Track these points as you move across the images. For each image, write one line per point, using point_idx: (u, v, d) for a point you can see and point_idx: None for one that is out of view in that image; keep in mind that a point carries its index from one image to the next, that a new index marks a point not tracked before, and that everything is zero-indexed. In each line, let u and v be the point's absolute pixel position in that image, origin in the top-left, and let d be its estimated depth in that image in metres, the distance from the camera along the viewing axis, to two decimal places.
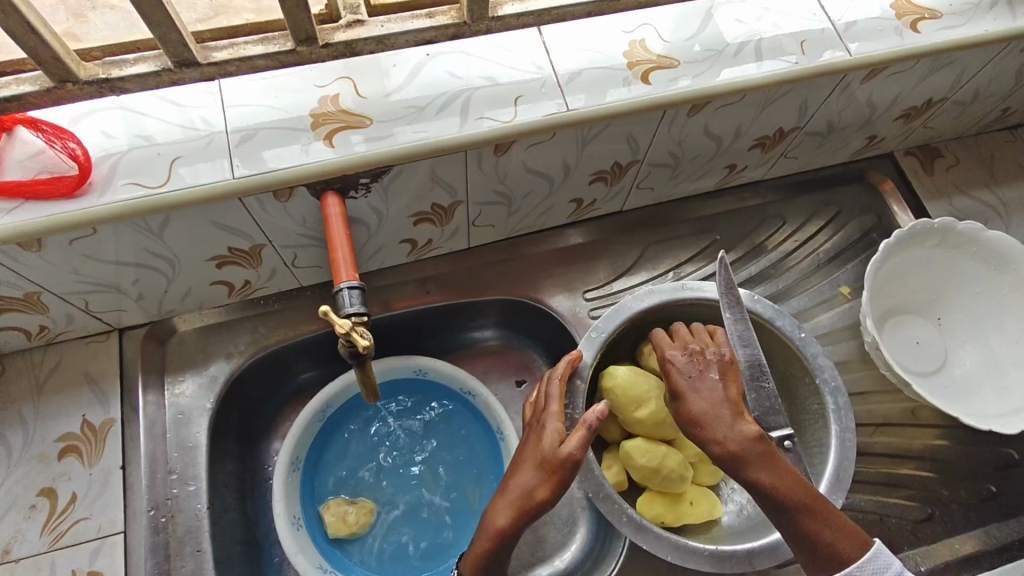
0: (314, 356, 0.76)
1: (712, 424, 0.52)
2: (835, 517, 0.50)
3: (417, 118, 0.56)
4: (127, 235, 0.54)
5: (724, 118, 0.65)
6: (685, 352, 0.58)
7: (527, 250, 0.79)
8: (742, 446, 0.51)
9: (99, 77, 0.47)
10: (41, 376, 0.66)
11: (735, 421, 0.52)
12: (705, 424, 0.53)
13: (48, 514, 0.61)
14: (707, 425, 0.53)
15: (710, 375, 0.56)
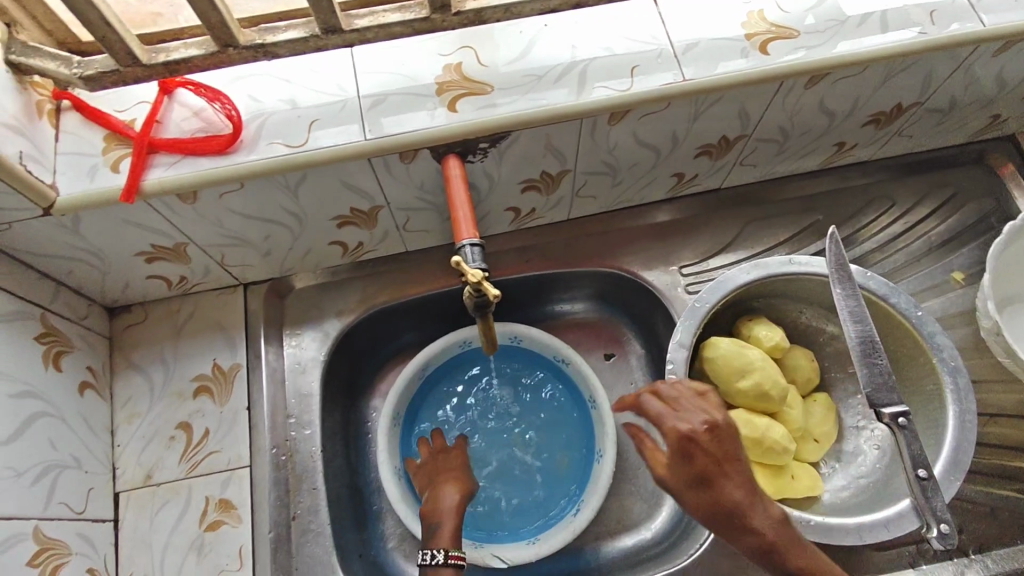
0: (416, 318, 0.80)
1: (732, 526, 0.51)
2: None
3: (535, 87, 0.59)
4: (267, 191, 0.58)
5: (842, 91, 0.64)
6: (691, 425, 0.52)
7: (624, 223, 0.80)
8: (775, 531, 0.51)
9: (257, 42, 0.51)
10: (179, 322, 0.73)
11: (735, 484, 0.50)
12: (719, 484, 0.50)
13: (185, 445, 0.67)
14: (724, 525, 0.51)
15: (679, 446, 0.51)
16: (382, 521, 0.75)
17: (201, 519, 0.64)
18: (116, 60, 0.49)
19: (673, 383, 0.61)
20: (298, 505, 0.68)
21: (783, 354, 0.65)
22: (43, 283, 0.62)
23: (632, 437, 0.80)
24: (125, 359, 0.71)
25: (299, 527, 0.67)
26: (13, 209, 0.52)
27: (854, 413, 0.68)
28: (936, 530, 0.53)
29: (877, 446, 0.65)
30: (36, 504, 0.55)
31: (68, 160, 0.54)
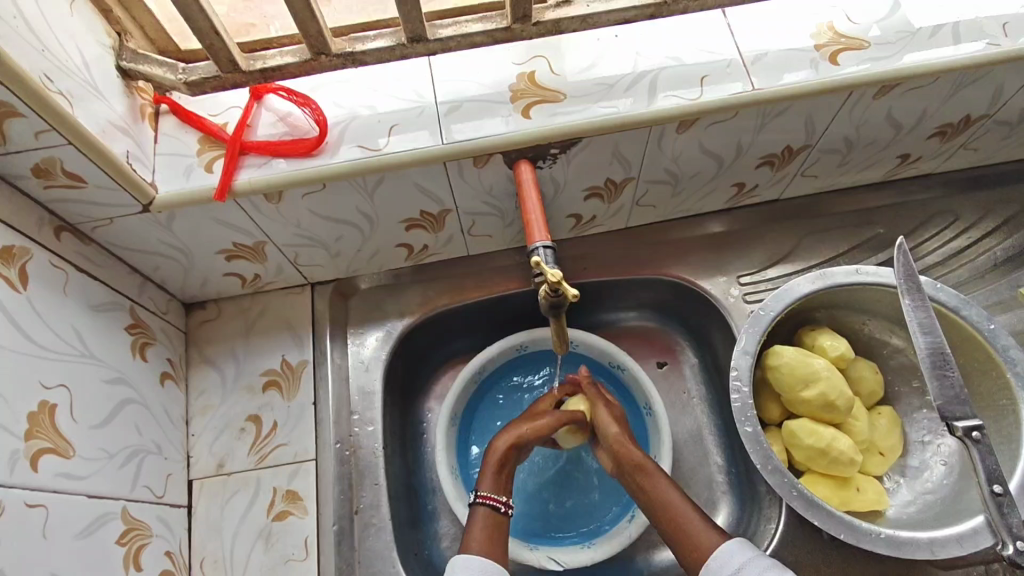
0: (473, 322, 0.81)
1: (645, 485, 0.62)
2: (690, 523, 0.57)
3: (606, 95, 0.61)
4: (345, 192, 0.61)
5: (910, 102, 0.64)
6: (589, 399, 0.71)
7: (682, 233, 0.80)
8: (654, 484, 0.61)
9: (347, 51, 0.54)
10: (250, 320, 0.76)
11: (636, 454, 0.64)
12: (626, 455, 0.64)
13: (254, 437, 0.70)
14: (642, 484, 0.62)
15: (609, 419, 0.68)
16: (436, 521, 0.76)
17: (269, 509, 0.66)
18: (219, 67, 0.54)
19: (737, 391, 0.61)
20: (361, 500, 0.69)
21: (847, 365, 0.64)
22: (132, 277, 0.66)
23: (686, 447, 0.79)
24: (199, 353, 0.74)
25: (361, 521, 0.68)
26: (118, 204, 0.56)
27: (920, 427, 0.66)
28: (1011, 549, 0.51)
29: (945, 461, 0.63)
30: (124, 485, 0.58)
31: (166, 159, 0.58)
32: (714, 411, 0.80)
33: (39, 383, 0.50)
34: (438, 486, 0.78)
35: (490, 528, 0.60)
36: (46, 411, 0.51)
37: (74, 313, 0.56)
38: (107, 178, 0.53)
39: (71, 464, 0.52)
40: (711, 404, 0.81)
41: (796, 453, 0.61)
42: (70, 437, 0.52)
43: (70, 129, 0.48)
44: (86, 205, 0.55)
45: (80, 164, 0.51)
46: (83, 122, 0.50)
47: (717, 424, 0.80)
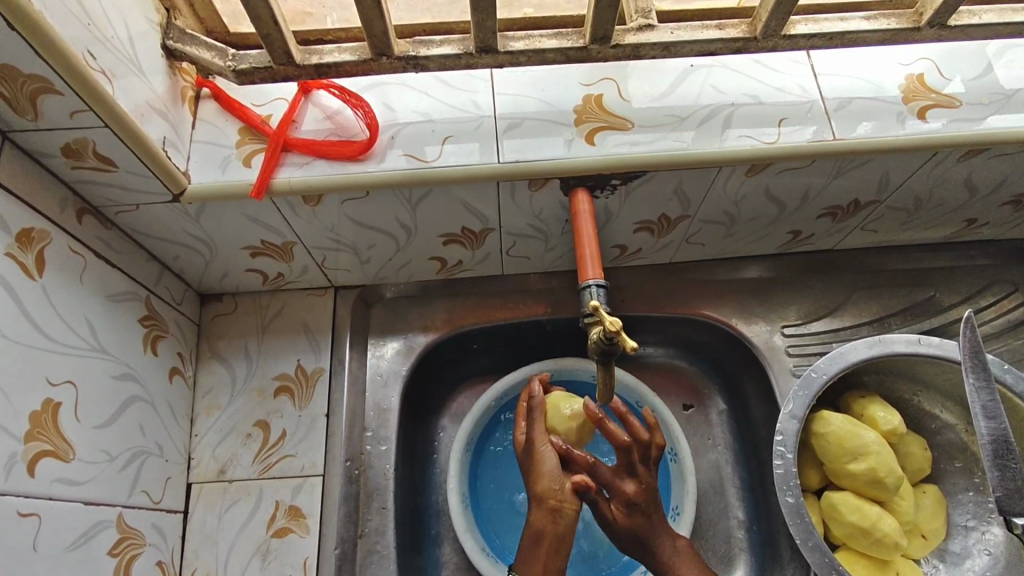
0: (496, 344, 0.77)
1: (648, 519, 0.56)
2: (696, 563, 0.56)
3: (676, 128, 0.57)
4: (388, 202, 0.57)
5: (994, 167, 0.60)
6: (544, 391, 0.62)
7: (726, 274, 0.76)
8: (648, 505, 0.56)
9: (410, 54, 0.51)
10: (266, 319, 0.72)
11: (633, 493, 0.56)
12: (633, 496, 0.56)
13: (260, 445, 0.66)
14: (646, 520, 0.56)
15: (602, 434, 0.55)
16: (439, 547, 0.73)
17: (269, 523, 0.63)
18: (272, 57, 0.50)
19: (781, 457, 0.57)
20: (367, 524, 0.65)
21: (897, 439, 0.60)
22: (150, 264, 0.62)
23: (707, 497, 0.75)
24: (210, 348, 0.71)
25: (365, 547, 0.64)
26: (147, 191, 0.52)
27: (964, 511, 0.62)
28: None
29: (988, 552, 0.59)
30: (123, 489, 0.54)
31: (201, 148, 0.55)
32: (740, 463, 0.76)
33: (45, 379, 0.47)
34: (444, 511, 0.74)
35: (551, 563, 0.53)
36: (49, 410, 0.47)
37: (88, 302, 0.52)
38: (140, 165, 0.49)
39: (70, 468, 0.48)
40: (736, 454, 0.77)
41: (835, 527, 0.57)
42: (71, 438, 0.49)
43: (107, 110, 0.44)
44: (111, 188, 0.51)
45: (114, 148, 0.47)
46: (120, 102, 0.46)
47: (741, 477, 0.76)
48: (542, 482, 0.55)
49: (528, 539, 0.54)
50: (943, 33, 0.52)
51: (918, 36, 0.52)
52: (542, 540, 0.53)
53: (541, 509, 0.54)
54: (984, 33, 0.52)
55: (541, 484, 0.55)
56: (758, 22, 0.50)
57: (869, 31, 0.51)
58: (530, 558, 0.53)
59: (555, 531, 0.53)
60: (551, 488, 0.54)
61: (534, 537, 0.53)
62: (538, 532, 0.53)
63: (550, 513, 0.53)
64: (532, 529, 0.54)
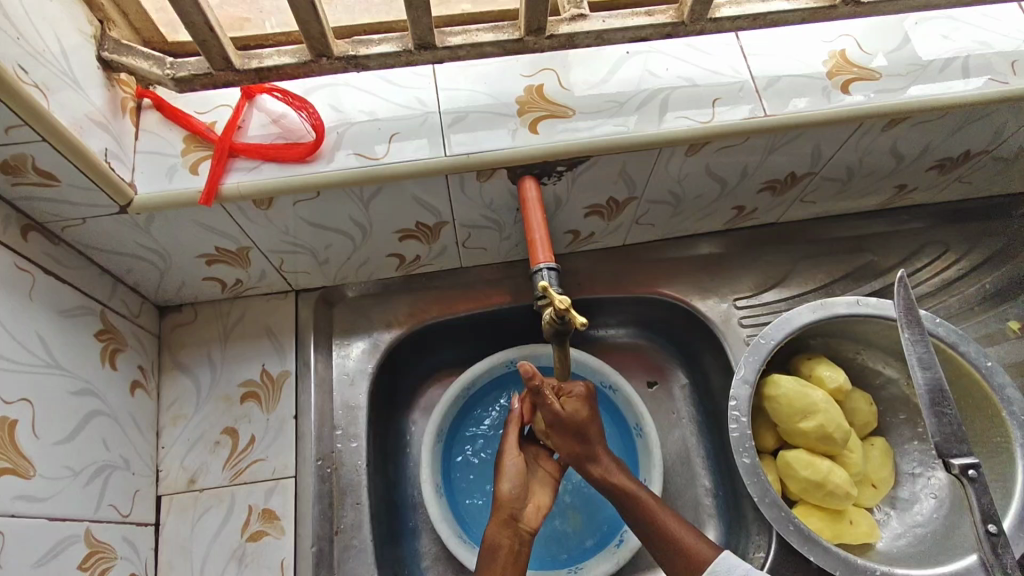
0: (460, 336, 0.79)
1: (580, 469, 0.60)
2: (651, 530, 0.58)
3: (617, 113, 0.59)
4: (341, 201, 0.58)
5: (918, 134, 0.63)
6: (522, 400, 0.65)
7: (678, 252, 0.79)
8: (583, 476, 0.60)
9: (349, 54, 0.52)
10: (228, 325, 0.72)
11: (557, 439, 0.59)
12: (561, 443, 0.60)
13: (229, 451, 0.66)
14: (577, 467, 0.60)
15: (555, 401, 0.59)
16: (417, 539, 0.74)
17: (244, 528, 0.63)
18: (211, 64, 0.51)
19: (736, 421, 0.59)
20: (342, 520, 0.66)
21: (844, 396, 0.63)
22: (103, 279, 0.62)
23: (674, 469, 0.78)
24: (172, 359, 0.70)
25: (341, 543, 0.65)
26: (94, 205, 0.52)
27: (910, 459, 0.65)
28: None
29: (934, 495, 0.62)
30: (88, 504, 0.54)
31: (147, 158, 0.55)
32: (703, 433, 0.79)
33: None
34: (420, 503, 0.76)
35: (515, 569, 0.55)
36: (6, 428, 0.47)
37: (39, 319, 0.52)
38: (83, 177, 0.49)
39: (32, 485, 0.48)
40: (700, 425, 0.80)
41: (791, 483, 0.60)
42: (31, 456, 0.48)
43: (44, 124, 0.44)
44: (56, 204, 0.51)
45: (55, 163, 0.47)
46: (58, 116, 0.46)
47: (705, 447, 0.79)
48: (501, 486, 0.59)
49: (488, 551, 0.56)
50: (858, 9, 0.55)
51: (835, 13, 0.55)
52: (499, 551, 0.56)
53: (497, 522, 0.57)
54: (896, 8, 0.56)
55: (501, 496, 0.59)
56: (685, 7, 0.53)
57: (788, 11, 0.54)
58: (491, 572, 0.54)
59: (509, 543, 0.56)
60: (509, 496, 0.59)
61: (491, 549, 0.56)
62: (495, 545, 0.56)
63: (507, 526, 0.57)
64: (489, 542, 0.56)
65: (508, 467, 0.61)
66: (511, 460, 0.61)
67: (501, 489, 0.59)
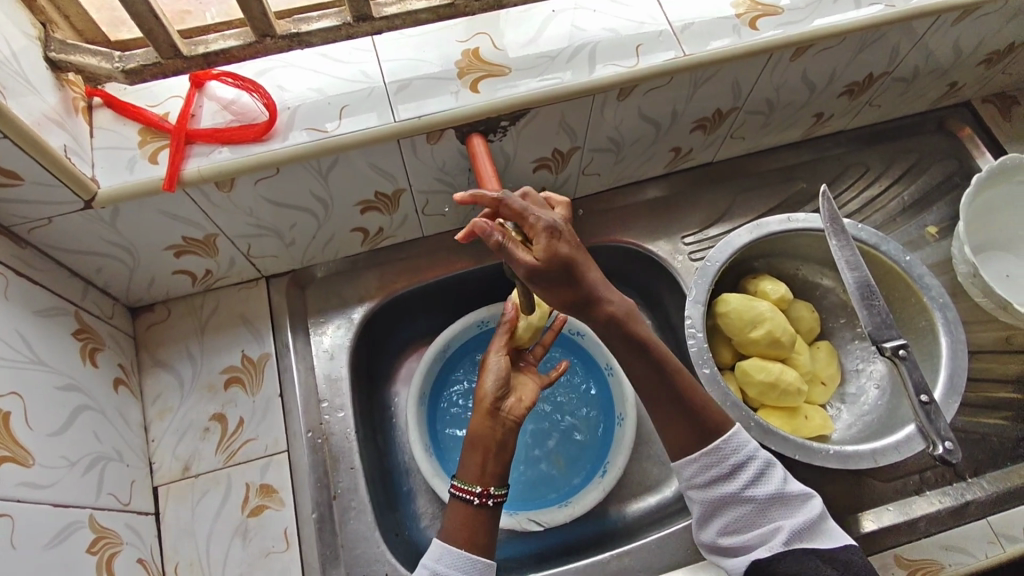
0: (431, 303, 0.82)
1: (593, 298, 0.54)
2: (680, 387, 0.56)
3: (549, 66, 0.63)
4: (300, 176, 0.61)
5: (823, 61, 0.70)
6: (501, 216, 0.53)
7: (626, 200, 0.84)
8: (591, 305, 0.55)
9: (292, 32, 0.55)
10: (203, 318, 0.74)
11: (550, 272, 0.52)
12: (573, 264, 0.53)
13: (220, 435, 0.68)
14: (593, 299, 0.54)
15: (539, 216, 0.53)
16: (413, 500, 0.77)
17: (243, 505, 0.65)
18: (159, 53, 0.53)
19: (693, 337, 0.64)
20: (338, 485, 0.68)
21: (788, 306, 0.69)
22: (74, 281, 0.63)
23: None
24: (151, 357, 0.72)
25: (341, 505, 0.67)
26: (58, 202, 0.54)
27: (854, 357, 0.72)
28: (940, 448, 0.56)
29: (877, 384, 0.69)
30: (89, 492, 0.55)
31: (105, 154, 0.57)
32: None
33: None
34: (411, 467, 0.79)
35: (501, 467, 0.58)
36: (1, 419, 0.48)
37: (19, 318, 0.53)
38: (46, 173, 0.50)
39: (33, 472, 0.50)
40: None
41: (748, 388, 0.65)
42: (28, 445, 0.50)
43: (3, 119, 0.46)
44: (20, 205, 0.53)
45: (17, 159, 0.48)
46: (16, 112, 0.47)
47: None
48: (483, 387, 0.61)
49: (468, 445, 0.59)
50: None
51: None
52: (477, 441, 0.58)
53: (479, 415, 0.59)
54: None
55: (483, 390, 0.61)
56: None
57: None
58: (466, 465, 0.58)
59: (492, 437, 0.58)
60: (490, 392, 0.61)
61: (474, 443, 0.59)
62: (476, 439, 0.59)
63: (490, 416, 0.59)
64: (472, 436, 0.59)
65: (493, 365, 0.63)
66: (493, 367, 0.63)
67: (483, 386, 0.61)
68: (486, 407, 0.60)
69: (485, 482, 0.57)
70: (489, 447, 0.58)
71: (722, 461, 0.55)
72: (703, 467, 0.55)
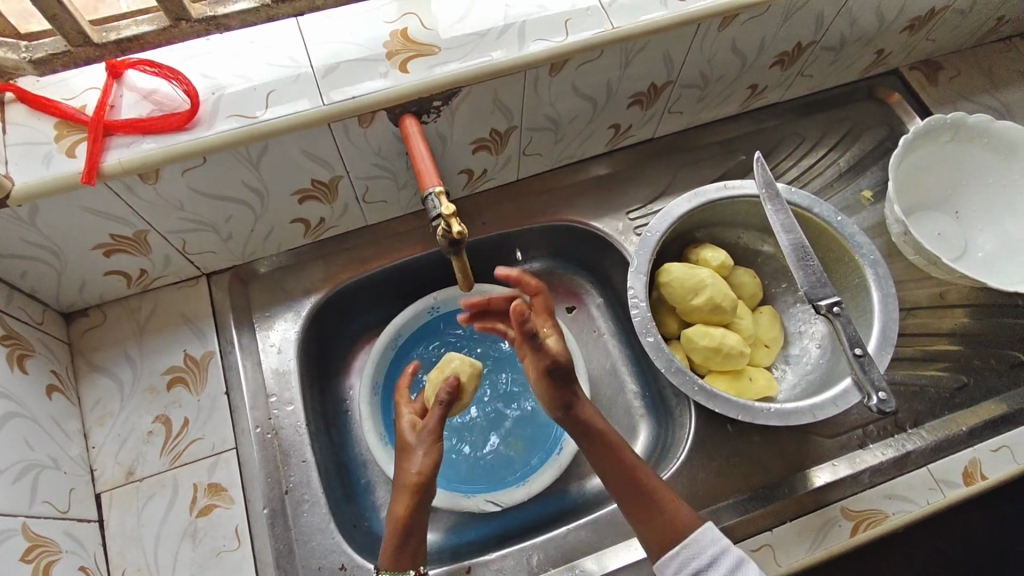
0: (380, 293, 0.81)
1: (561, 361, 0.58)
2: (654, 510, 0.57)
3: (479, 44, 0.63)
4: (229, 164, 0.59)
5: (751, 31, 0.71)
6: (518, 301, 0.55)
7: (572, 179, 0.84)
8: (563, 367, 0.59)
9: (208, 15, 0.53)
10: (141, 320, 0.72)
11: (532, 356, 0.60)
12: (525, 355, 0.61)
13: (164, 437, 0.66)
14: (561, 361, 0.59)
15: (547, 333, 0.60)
16: (372, 491, 0.76)
17: (192, 505, 0.64)
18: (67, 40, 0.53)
19: (636, 307, 0.65)
20: (289, 479, 0.67)
21: (728, 272, 0.70)
22: None
23: (603, 380, 0.83)
24: (88, 362, 0.69)
25: (293, 499, 0.66)
26: None
27: (796, 320, 0.73)
28: (874, 398, 0.57)
29: (818, 343, 0.70)
30: (21, 501, 0.53)
31: (19, 150, 0.55)
32: (623, 342, 0.86)
33: None
34: (369, 458, 0.78)
35: (417, 541, 0.57)
36: None
37: None
38: None
39: None
40: (619, 336, 0.86)
41: (693, 355, 0.66)
42: None
43: None
44: None
45: None
46: None
47: (627, 355, 0.85)
48: (410, 468, 0.56)
49: (388, 516, 0.56)
50: None
51: None
52: (393, 519, 0.56)
53: (399, 495, 0.56)
54: None
55: (407, 469, 0.56)
56: None
57: None
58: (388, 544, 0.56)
59: (413, 518, 0.55)
60: (412, 470, 0.56)
61: (395, 520, 0.56)
62: (398, 518, 0.55)
63: (409, 495, 0.55)
64: (394, 518, 0.55)
65: (419, 440, 0.58)
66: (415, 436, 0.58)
67: (409, 466, 0.56)
68: (406, 485, 0.56)
69: (415, 562, 0.56)
70: (404, 524, 0.55)
71: (696, 554, 0.55)
72: (681, 563, 0.55)
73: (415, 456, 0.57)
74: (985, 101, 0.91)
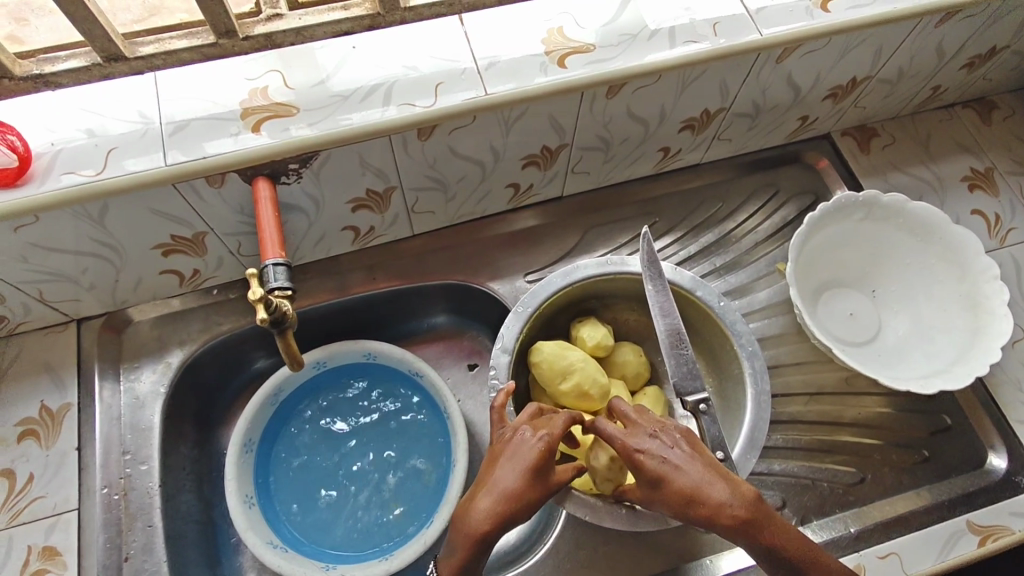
0: (265, 346, 0.79)
1: (675, 476, 0.46)
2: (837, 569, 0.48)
3: (342, 106, 0.60)
4: (69, 221, 0.57)
5: (645, 99, 0.67)
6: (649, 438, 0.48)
7: (473, 236, 0.81)
8: (728, 499, 0.45)
9: (34, 73, 0.52)
10: (4, 365, 0.70)
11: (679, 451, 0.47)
12: (668, 477, 0.46)
13: (5, 494, 0.64)
14: (670, 476, 0.46)
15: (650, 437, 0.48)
16: (238, 554, 0.73)
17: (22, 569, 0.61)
18: None
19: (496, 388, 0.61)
20: (131, 545, 0.64)
21: (609, 351, 0.67)
22: None
23: None
24: None
25: (132, 568, 0.63)
26: None
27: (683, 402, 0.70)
28: None
29: None
30: None
31: None
32: None
33: None
34: None
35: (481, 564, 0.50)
36: None
37: None
38: None
39: None
40: None
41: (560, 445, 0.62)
42: None
43: None
44: None
45: None
46: None
47: None
48: (477, 503, 0.48)
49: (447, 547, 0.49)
50: None
51: None
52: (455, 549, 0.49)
53: (461, 535, 0.48)
54: None
55: (476, 511, 0.47)
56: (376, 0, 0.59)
57: None
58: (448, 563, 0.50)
59: (471, 557, 0.48)
60: (481, 513, 0.47)
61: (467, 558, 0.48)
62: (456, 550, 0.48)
63: (473, 540, 0.47)
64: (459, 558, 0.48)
65: (491, 484, 0.48)
66: (500, 476, 0.48)
67: (478, 503, 0.48)
68: (475, 532, 0.47)
69: None
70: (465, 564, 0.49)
71: None
72: None
73: (489, 495, 0.48)
74: (918, 172, 0.85)
